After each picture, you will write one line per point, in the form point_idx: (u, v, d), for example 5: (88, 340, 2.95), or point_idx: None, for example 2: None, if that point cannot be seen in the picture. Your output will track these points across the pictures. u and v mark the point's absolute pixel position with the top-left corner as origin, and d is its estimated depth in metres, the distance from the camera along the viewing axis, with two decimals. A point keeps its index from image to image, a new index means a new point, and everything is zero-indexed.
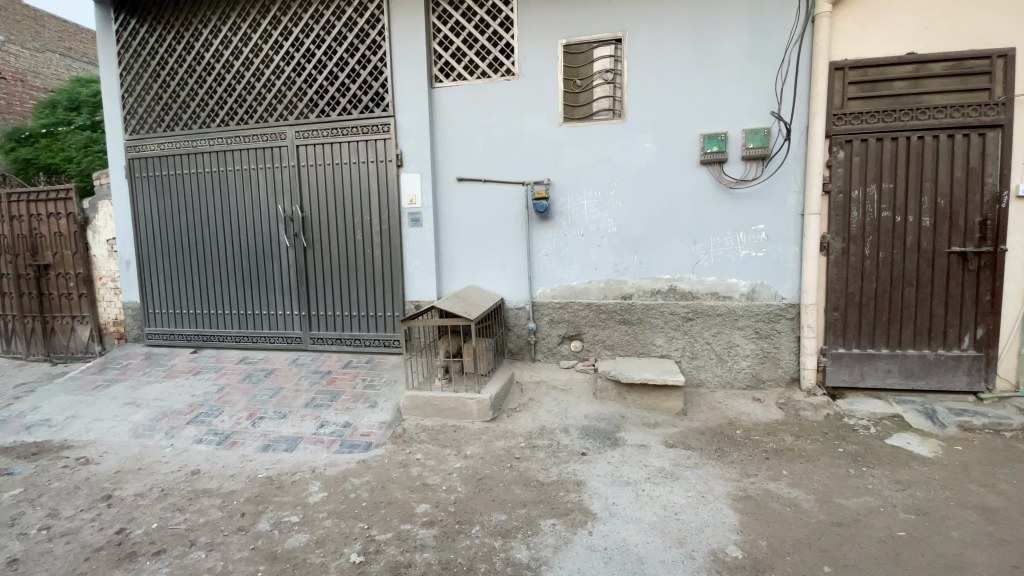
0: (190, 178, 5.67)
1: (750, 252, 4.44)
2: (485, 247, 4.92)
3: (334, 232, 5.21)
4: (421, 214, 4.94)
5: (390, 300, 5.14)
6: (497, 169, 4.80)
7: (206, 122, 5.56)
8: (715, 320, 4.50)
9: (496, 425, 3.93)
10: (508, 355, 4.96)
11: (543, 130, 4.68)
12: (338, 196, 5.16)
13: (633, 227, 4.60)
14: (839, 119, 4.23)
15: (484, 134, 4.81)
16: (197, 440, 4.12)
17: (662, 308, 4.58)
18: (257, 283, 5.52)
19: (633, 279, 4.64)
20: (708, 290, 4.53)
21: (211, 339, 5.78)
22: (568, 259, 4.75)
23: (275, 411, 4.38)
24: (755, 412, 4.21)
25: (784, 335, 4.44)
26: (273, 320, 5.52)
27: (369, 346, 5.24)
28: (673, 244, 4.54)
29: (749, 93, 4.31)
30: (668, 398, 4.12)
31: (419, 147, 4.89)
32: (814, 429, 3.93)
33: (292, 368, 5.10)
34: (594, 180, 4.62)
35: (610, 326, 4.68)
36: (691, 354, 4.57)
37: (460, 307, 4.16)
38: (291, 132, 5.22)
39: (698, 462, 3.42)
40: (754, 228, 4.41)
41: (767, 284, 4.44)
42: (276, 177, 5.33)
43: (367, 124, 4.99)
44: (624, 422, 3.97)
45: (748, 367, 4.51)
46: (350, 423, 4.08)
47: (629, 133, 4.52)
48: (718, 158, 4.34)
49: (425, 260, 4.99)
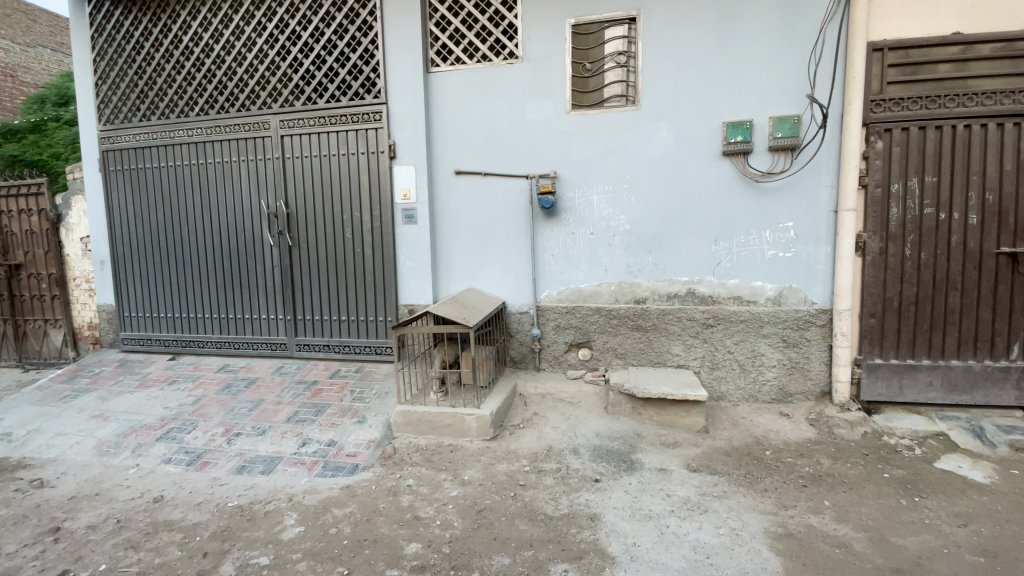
0: (168, 171, 5.26)
1: (777, 253, 4.03)
2: (485, 247, 4.51)
3: (322, 230, 4.80)
4: (415, 209, 4.53)
5: (382, 304, 4.73)
6: (499, 161, 4.40)
7: (185, 111, 5.14)
8: (738, 327, 4.10)
9: (498, 445, 3.52)
10: (510, 364, 4.55)
11: (549, 119, 4.28)
12: (326, 191, 4.74)
13: (648, 224, 4.19)
14: (877, 106, 3.83)
15: (484, 124, 4.40)
16: (166, 460, 3.70)
17: (680, 314, 4.16)
18: (240, 285, 5.11)
19: (648, 281, 4.24)
20: (730, 294, 4.12)
21: (190, 344, 5.36)
22: (576, 260, 4.34)
23: (253, 426, 3.96)
24: (784, 430, 3.80)
25: (815, 343, 4.03)
26: (256, 325, 5.10)
27: (359, 353, 4.83)
28: (693, 244, 4.13)
29: (777, 77, 3.90)
30: (689, 414, 3.71)
31: (413, 137, 4.47)
32: (852, 451, 3.52)
33: (275, 377, 4.68)
34: (605, 173, 4.21)
35: (622, 332, 4.27)
36: (712, 365, 4.17)
37: (458, 312, 3.75)
38: (275, 121, 4.80)
39: (727, 490, 3.01)
40: (783, 226, 4.01)
41: (796, 287, 4.03)
42: (260, 170, 4.92)
43: (357, 112, 4.58)
44: (640, 442, 3.56)
45: (775, 378, 4.10)
46: (336, 441, 3.67)
47: (645, 122, 4.11)
48: (743, 149, 3.93)
49: (419, 261, 4.58)
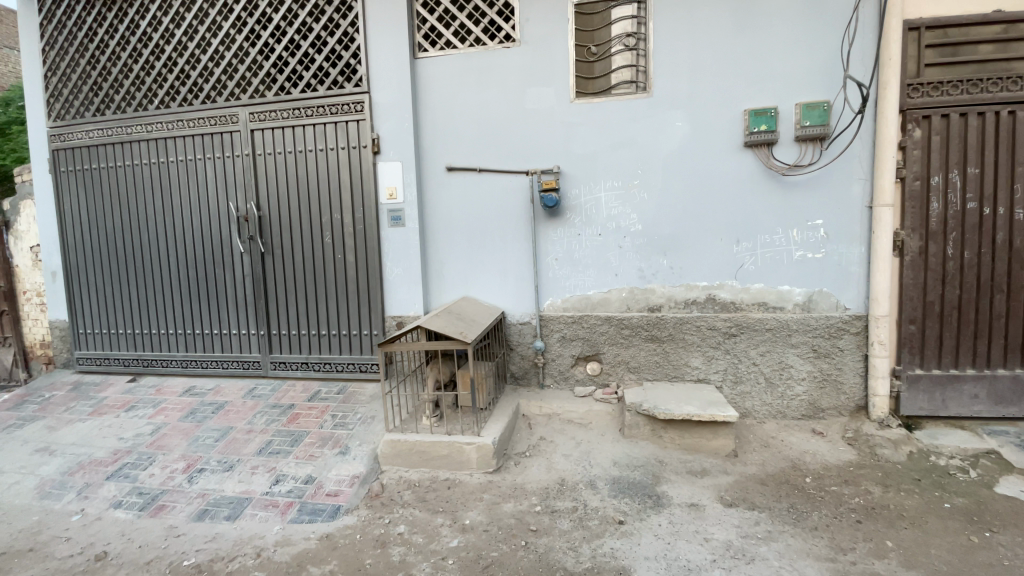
0: (126, 171, 4.72)
1: (805, 253, 3.64)
2: (481, 251, 4.06)
3: (298, 235, 4.31)
4: (402, 210, 4.07)
5: (366, 316, 4.24)
6: (496, 156, 3.95)
7: (143, 104, 4.62)
8: (764, 336, 3.70)
9: (502, 479, 3.06)
10: (510, 381, 4.09)
11: (551, 109, 3.84)
12: (303, 192, 4.26)
13: (662, 224, 3.77)
14: (913, 90, 3.48)
15: (479, 114, 3.96)
16: (115, 504, 3.18)
17: (699, 322, 3.75)
18: (207, 297, 4.59)
19: (663, 287, 3.81)
20: (755, 300, 3.72)
21: (153, 364, 4.82)
22: (582, 264, 3.91)
23: (219, 460, 3.45)
24: (821, 451, 3.40)
25: (848, 353, 3.65)
26: (225, 341, 4.58)
27: (342, 371, 4.33)
28: (712, 244, 3.73)
29: (804, 59, 3.52)
30: (716, 437, 3.28)
31: (399, 130, 4.01)
32: (900, 476, 3.14)
33: (247, 400, 4.16)
34: (614, 168, 3.79)
35: (634, 344, 3.85)
36: (735, 379, 3.76)
37: (453, 325, 3.28)
38: (243, 113, 4.30)
39: (772, 530, 2.60)
40: (812, 224, 3.61)
41: (827, 291, 3.64)
42: (228, 169, 4.41)
43: (337, 103, 4.11)
44: (664, 471, 3.13)
45: (805, 393, 3.71)
46: (315, 477, 3.17)
47: (657, 111, 3.71)
48: (768, 140, 3.54)
49: (408, 268, 4.11)
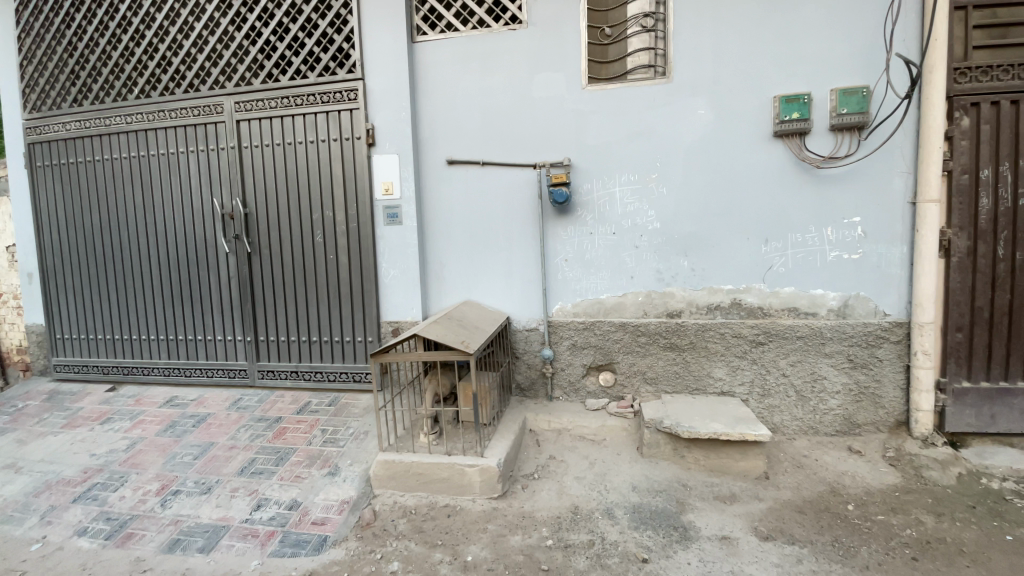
0: (106, 166, 4.42)
1: (841, 254, 3.31)
2: (485, 251, 3.74)
3: (286, 234, 3.99)
4: (399, 206, 3.74)
5: (360, 323, 3.92)
6: (501, 148, 3.64)
7: (122, 93, 4.31)
8: (795, 345, 3.37)
9: (508, 506, 2.74)
10: (516, 392, 3.77)
11: (561, 97, 3.52)
12: (292, 187, 3.95)
13: (682, 221, 3.45)
14: (961, 75, 3.15)
15: (481, 103, 3.64)
16: (80, 532, 2.86)
17: (723, 329, 3.43)
18: (190, 301, 4.27)
19: (683, 290, 3.49)
20: (785, 305, 3.40)
21: (134, 372, 4.51)
22: (594, 265, 3.59)
23: (196, 481, 3.14)
24: (861, 473, 3.08)
25: (888, 364, 3.32)
26: (210, 348, 4.27)
27: (334, 381, 4.02)
28: (738, 244, 3.40)
29: (840, 41, 3.19)
30: (745, 458, 2.96)
31: (396, 119, 3.68)
32: (953, 503, 2.81)
33: (231, 413, 3.84)
34: (630, 160, 3.47)
35: (652, 353, 3.52)
36: (763, 391, 3.44)
37: (454, 334, 2.94)
38: (228, 103, 3.99)
39: (818, 571, 2.28)
40: (848, 221, 3.29)
41: (864, 296, 3.32)
42: (212, 163, 4.10)
43: (328, 90, 3.79)
44: (690, 497, 2.80)
45: (840, 407, 3.38)
46: (299, 502, 2.85)
47: (677, 98, 3.38)
48: (801, 129, 3.21)
49: (406, 270, 3.79)
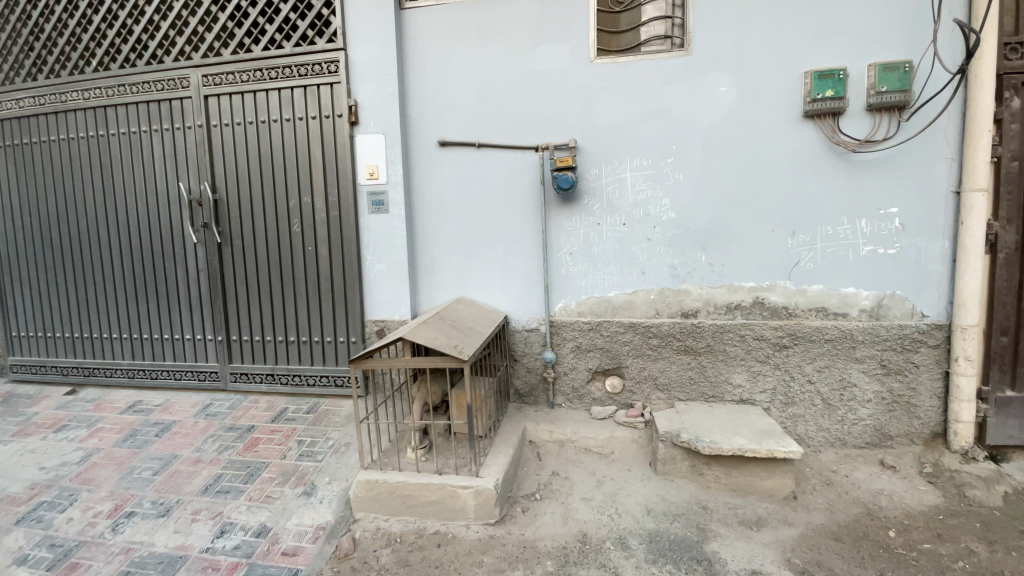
0: (62, 147, 4.00)
1: (876, 249, 2.99)
2: (480, 243, 3.39)
3: (261, 222, 3.61)
4: (384, 192, 3.37)
5: (342, 322, 3.56)
6: (498, 128, 3.27)
7: (79, 66, 3.88)
8: (823, 349, 3.05)
9: (507, 534, 2.40)
10: (514, 398, 3.43)
11: (566, 71, 3.15)
12: (266, 171, 3.56)
13: (700, 211, 3.11)
14: (1011, 51, 2.82)
15: (477, 78, 3.26)
16: (19, 561, 2.42)
17: (745, 331, 3.10)
18: (156, 297, 3.89)
19: (700, 288, 3.16)
20: (812, 305, 3.07)
21: (96, 373, 4.12)
22: (602, 259, 3.25)
23: (154, 502, 2.76)
24: (897, 493, 2.77)
25: (925, 370, 3.01)
26: (178, 349, 3.89)
27: (314, 385, 3.66)
28: (761, 237, 3.07)
29: (880, 10, 2.85)
30: (772, 476, 2.65)
31: (382, 95, 3.30)
32: (1004, 527, 2.50)
33: (199, 420, 3.48)
34: (643, 142, 3.12)
35: (664, 357, 3.19)
36: (786, 400, 3.12)
37: (446, 337, 2.59)
38: (195, 76, 3.59)
39: None
40: (885, 212, 2.96)
41: (900, 295, 3.01)
42: (178, 143, 3.70)
43: (306, 63, 3.40)
44: (711, 522, 2.48)
45: (870, 417, 3.08)
46: (269, 528, 2.49)
47: (696, 73, 3.03)
48: (836, 108, 2.87)
49: (393, 263, 3.43)
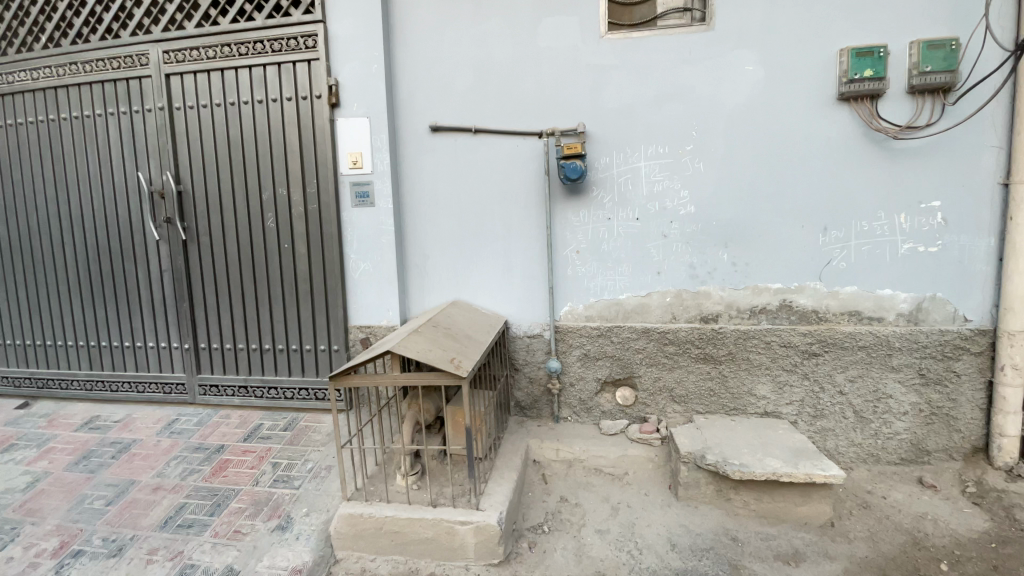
0: (7, 132, 3.57)
1: (916, 247, 2.71)
2: (477, 240, 3.05)
3: (231, 218, 3.23)
4: (369, 183, 3.01)
5: (322, 328, 3.21)
6: (497, 112, 2.93)
7: (26, 42, 3.44)
8: (856, 357, 2.77)
9: None
10: (515, 411, 3.12)
11: (574, 47, 2.82)
12: (236, 160, 3.18)
13: (721, 205, 2.80)
14: None
15: (472, 54, 2.91)
16: None
17: (770, 337, 2.80)
18: (117, 301, 3.50)
19: (721, 289, 2.86)
20: (845, 309, 2.78)
21: (49, 385, 3.71)
22: (612, 258, 2.93)
23: (105, 538, 2.37)
24: (942, 517, 2.50)
25: (967, 380, 2.74)
26: (141, 358, 3.51)
27: (293, 397, 3.31)
28: (790, 233, 2.78)
29: None
30: (808, 502, 2.36)
31: (366, 73, 2.94)
32: None
33: (163, 439, 3.10)
34: (659, 128, 2.80)
35: (681, 366, 2.89)
36: (815, 413, 2.84)
37: (441, 349, 2.25)
38: (155, 52, 3.19)
39: None
40: (926, 206, 2.67)
41: (941, 298, 2.73)
42: (137, 128, 3.30)
43: (280, 36, 3.02)
44: (743, 557, 2.19)
45: (906, 431, 2.81)
46: (236, 571, 2.12)
47: (719, 50, 2.71)
48: (876, 90, 2.57)
49: (380, 262, 3.08)
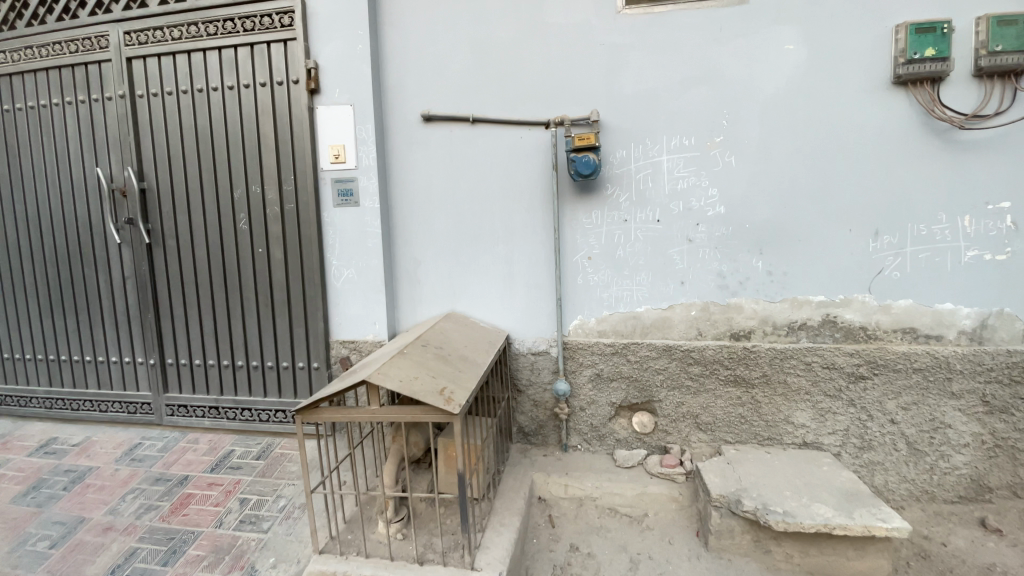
0: None
1: (981, 255, 2.33)
2: (475, 244, 2.70)
3: (200, 219, 2.89)
4: (354, 181, 2.66)
5: (301, 343, 2.87)
6: (497, 99, 2.58)
7: None
8: (912, 381, 2.40)
9: None
10: (518, 437, 2.77)
11: (585, 24, 2.46)
12: (206, 154, 2.84)
13: (756, 205, 2.44)
14: None
15: (470, 33, 2.56)
16: None
17: (811, 357, 2.44)
18: (78, 311, 3.16)
19: (754, 302, 2.50)
20: (897, 325, 2.42)
21: (6, 402, 3.37)
22: (629, 265, 2.57)
23: None
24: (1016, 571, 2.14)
25: None
26: (105, 375, 3.18)
27: (269, 419, 2.97)
28: (835, 238, 2.41)
29: None
30: (863, 557, 2.00)
31: (350, 54, 2.59)
32: None
33: (122, 468, 2.76)
34: (684, 117, 2.44)
35: (707, 389, 2.54)
36: (861, 444, 2.48)
37: (430, 375, 1.90)
38: (115, 33, 2.85)
39: None
40: (994, 207, 2.30)
41: (1011, 314, 2.34)
42: (97, 118, 2.96)
43: (252, 14, 2.68)
44: None
45: (967, 467, 2.43)
46: None
47: (753, 26, 2.35)
48: (938, 72, 2.21)
49: (366, 268, 2.72)
